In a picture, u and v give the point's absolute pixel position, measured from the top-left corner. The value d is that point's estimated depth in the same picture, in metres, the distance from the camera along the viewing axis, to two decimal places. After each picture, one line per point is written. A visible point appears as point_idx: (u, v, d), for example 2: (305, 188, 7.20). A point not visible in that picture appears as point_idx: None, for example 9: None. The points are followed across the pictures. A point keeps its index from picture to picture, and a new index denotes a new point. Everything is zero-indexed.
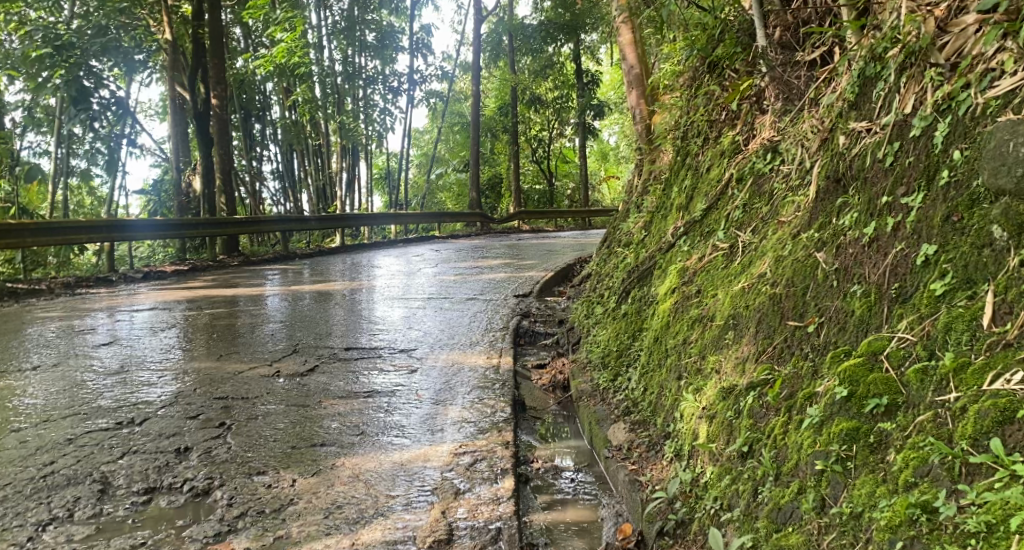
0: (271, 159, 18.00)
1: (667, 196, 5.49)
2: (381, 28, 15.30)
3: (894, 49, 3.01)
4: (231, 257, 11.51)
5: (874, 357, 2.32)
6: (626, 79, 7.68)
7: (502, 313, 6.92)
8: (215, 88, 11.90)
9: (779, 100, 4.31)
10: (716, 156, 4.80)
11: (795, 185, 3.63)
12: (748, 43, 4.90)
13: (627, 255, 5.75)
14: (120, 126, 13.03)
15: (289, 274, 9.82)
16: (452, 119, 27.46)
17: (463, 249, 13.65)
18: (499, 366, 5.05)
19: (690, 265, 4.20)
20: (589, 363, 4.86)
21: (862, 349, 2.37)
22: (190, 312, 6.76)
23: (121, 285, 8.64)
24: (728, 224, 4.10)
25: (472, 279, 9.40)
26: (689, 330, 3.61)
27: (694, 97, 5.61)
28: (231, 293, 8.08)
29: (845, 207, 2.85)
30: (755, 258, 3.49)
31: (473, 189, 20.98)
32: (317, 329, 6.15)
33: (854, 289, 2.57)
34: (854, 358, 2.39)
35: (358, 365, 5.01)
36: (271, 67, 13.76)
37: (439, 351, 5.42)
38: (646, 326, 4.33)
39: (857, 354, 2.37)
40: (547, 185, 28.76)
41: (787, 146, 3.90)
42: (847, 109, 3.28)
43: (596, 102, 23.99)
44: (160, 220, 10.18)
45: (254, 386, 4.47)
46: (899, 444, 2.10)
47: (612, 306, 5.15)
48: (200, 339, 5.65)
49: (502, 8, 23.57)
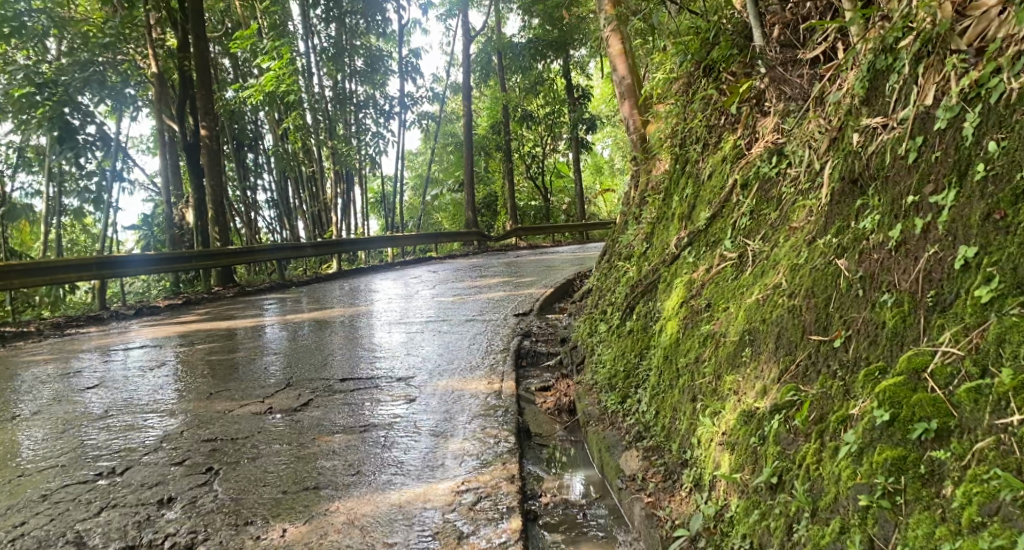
0: (265, 187, 17.77)
1: (667, 206, 5.29)
2: (370, 53, 15.15)
3: (907, 39, 2.86)
4: (226, 288, 11.28)
5: (916, 375, 2.11)
6: (618, 90, 7.48)
7: (503, 334, 6.71)
8: (204, 119, 11.61)
9: (782, 101, 4.13)
10: (716, 162, 4.61)
11: (806, 188, 3.46)
12: (745, 44, 4.75)
13: (628, 269, 5.54)
14: (113, 161, 12.81)
15: (286, 303, 9.61)
16: (444, 139, 27.36)
17: (461, 269, 13.47)
18: (501, 391, 4.82)
19: (697, 277, 4.01)
20: (595, 384, 4.64)
21: (901, 365, 2.15)
22: (182, 348, 6.54)
23: (112, 323, 8.41)
24: (735, 232, 3.93)
25: (470, 299, 9.19)
26: (702, 348, 3.42)
27: (690, 104, 5.43)
28: (226, 325, 7.86)
29: (866, 209, 2.66)
30: (768, 268, 3.32)
31: (468, 209, 20.81)
32: (312, 359, 5.93)
33: (884, 298, 2.35)
34: (891, 375, 2.18)
35: (355, 397, 4.78)
36: (261, 96, 13.58)
37: (439, 377, 5.19)
38: (654, 343, 4.12)
39: (895, 371, 2.16)
40: (543, 201, 28.64)
41: (793, 147, 3.73)
42: (858, 106, 3.13)
43: (588, 116, 23.95)
44: (153, 254, 9.94)
45: (245, 425, 4.23)
46: (957, 476, 1.90)
47: (616, 324, 4.94)
48: (191, 376, 5.41)
49: (490, 27, 23.47)
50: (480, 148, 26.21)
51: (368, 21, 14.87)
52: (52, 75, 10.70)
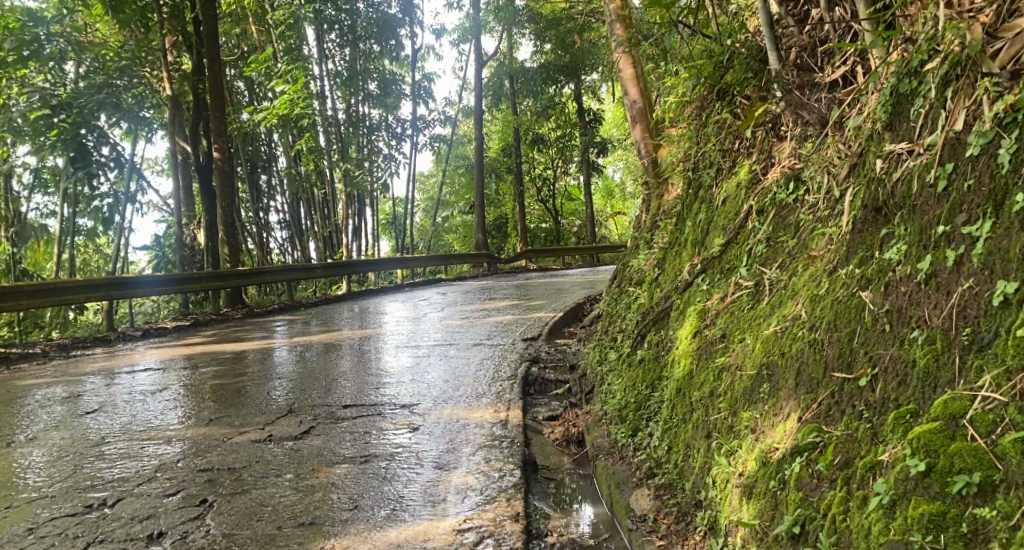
0: (276, 208, 17.74)
1: (680, 232, 5.16)
2: (383, 77, 15.17)
3: (933, 62, 2.76)
4: (235, 309, 11.19)
5: (954, 422, 1.97)
6: (630, 114, 7.39)
7: (511, 359, 6.57)
8: (216, 141, 11.54)
9: (799, 125, 4.02)
10: (730, 188, 4.49)
11: (825, 215, 3.34)
12: (760, 68, 4.67)
13: (639, 295, 5.40)
14: (126, 183, 12.79)
15: (294, 325, 9.51)
16: (456, 162, 27.39)
17: (470, 291, 13.35)
18: (507, 420, 4.68)
19: (711, 306, 3.88)
20: (604, 415, 4.49)
21: (936, 410, 2.02)
22: (186, 371, 6.44)
23: (118, 345, 8.33)
24: (751, 260, 3.80)
25: (479, 322, 9.07)
26: (717, 382, 3.27)
27: (704, 127, 5.32)
28: (232, 348, 7.74)
29: (891, 239, 2.53)
30: (786, 299, 3.20)
31: (479, 231, 20.73)
32: (317, 384, 5.80)
33: (914, 335, 2.21)
34: (924, 420, 2.04)
35: (357, 425, 4.65)
36: (274, 119, 13.59)
37: (444, 404, 5.06)
38: (667, 374, 3.98)
39: (929, 417, 2.02)
40: (553, 224, 28.59)
41: (811, 173, 3.62)
42: (881, 131, 3.02)
43: (599, 140, 23.97)
44: (163, 275, 9.87)
45: (243, 454, 4.10)
46: (1005, 538, 1.76)
47: (627, 353, 4.79)
48: (193, 401, 5.30)
49: (502, 52, 23.62)
50: (491, 170, 26.22)
51: (382, 45, 14.87)
52: (68, 97, 10.69)
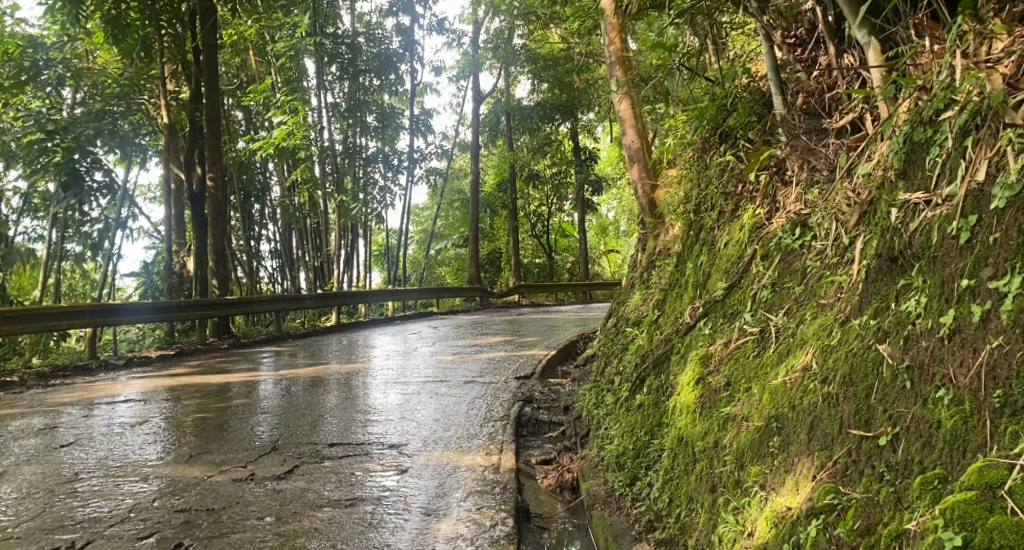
0: (269, 237, 17.58)
1: (680, 274, 5.07)
2: (383, 109, 15.18)
3: (949, 111, 2.71)
4: (222, 339, 10.99)
5: (991, 492, 1.86)
6: (627, 155, 7.34)
7: (503, 398, 6.43)
8: (211, 169, 11.41)
9: (805, 171, 3.97)
10: (733, 231, 4.42)
11: (834, 263, 3.28)
12: (764, 112, 4.67)
13: (637, 336, 5.28)
14: (118, 209, 12.61)
15: (282, 357, 9.34)
16: (451, 195, 27.39)
17: (462, 325, 13.23)
18: (499, 464, 4.54)
19: (714, 351, 3.78)
20: (600, 461, 4.36)
21: (967, 478, 1.92)
22: (169, 403, 6.26)
23: (100, 374, 8.13)
24: (755, 305, 3.71)
25: (471, 358, 8.92)
26: (722, 433, 3.17)
27: (705, 169, 5.28)
28: (217, 380, 7.54)
29: (909, 289, 2.44)
30: (794, 348, 3.12)
31: (473, 265, 20.62)
32: (303, 419, 5.64)
33: (939, 394, 2.12)
34: (955, 487, 1.94)
35: (344, 464, 4.50)
36: (271, 149, 13.56)
37: (434, 445, 4.91)
38: (667, 420, 3.86)
39: (962, 484, 1.92)
40: (547, 259, 28.60)
41: (818, 219, 3.56)
42: (894, 179, 2.96)
43: (594, 178, 24.12)
44: (151, 303, 9.69)
45: (224, 494, 3.93)
46: None
47: (624, 397, 4.66)
48: (174, 435, 5.12)
49: (500, 90, 23.75)
50: (486, 206, 26.24)
51: (382, 79, 14.89)
52: (65, 122, 10.56)
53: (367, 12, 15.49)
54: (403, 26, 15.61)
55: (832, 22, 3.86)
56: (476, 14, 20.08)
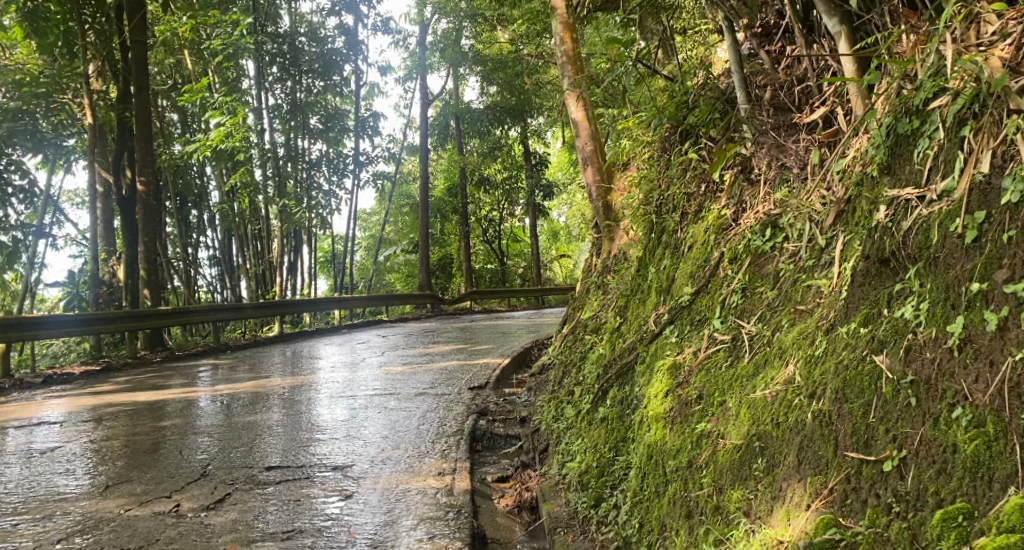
0: (209, 244, 16.87)
1: (642, 279, 4.80)
2: (327, 111, 14.65)
3: (938, 99, 2.51)
4: (155, 352, 10.39)
5: None
6: (579, 157, 7.02)
7: (456, 410, 6.10)
8: (141, 172, 10.79)
9: (774, 168, 3.76)
10: (698, 232, 4.19)
11: (810, 265, 3.07)
12: (727, 109, 4.43)
13: (598, 345, 5.01)
14: (41, 216, 11.87)
15: (221, 371, 8.81)
16: (400, 200, 26.88)
17: (412, 334, 12.82)
18: (452, 485, 4.21)
19: (682, 362, 3.53)
20: (561, 479, 4.06)
21: (1002, 515, 1.78)
22: (89, 426, 5.75)
23: (16, 394, 7.51)
24: (725, 311, 3.47)
25: (421, 368, 8.54)
26: (696, 451, 2.93)
27: (666, 170, 5.04)
28: (147, 397, 7.03)
29: (905, 295, 2.29)
30: (771, 359, 2.91)
31: (424, 271, 20.16)
32: (239, 440, 5.22)
33: (955, 414, 1.98)
34: (985, 525, 1.80)
35: (282, 491, 4.12)
36: (208, 152, 12.98)
37: (382, 466, 4.56)
38: (634, 436, 3.61)
39: (994, 528, 1.78)
40: (499, 264, 28.28)
41: (790, 219, 3.35)
42: (878, 174, 2.75)
43: (545, 182, 23.94)
44: (78, 314, 9.11)
45: (142, 531, 3.52)
46: None
47: (586, 409, 4.37)
48: (92, 463, 4.66)
49: (448, 92, 23.35)
50: (437, 210, 25.78)
51: (326, 80, 14.42)
52: None
53: (309, 12, 14.98)
54: (347, 26, 15.16)
55: (801, 10, 3.64)
56: (422, 14, 19.66)
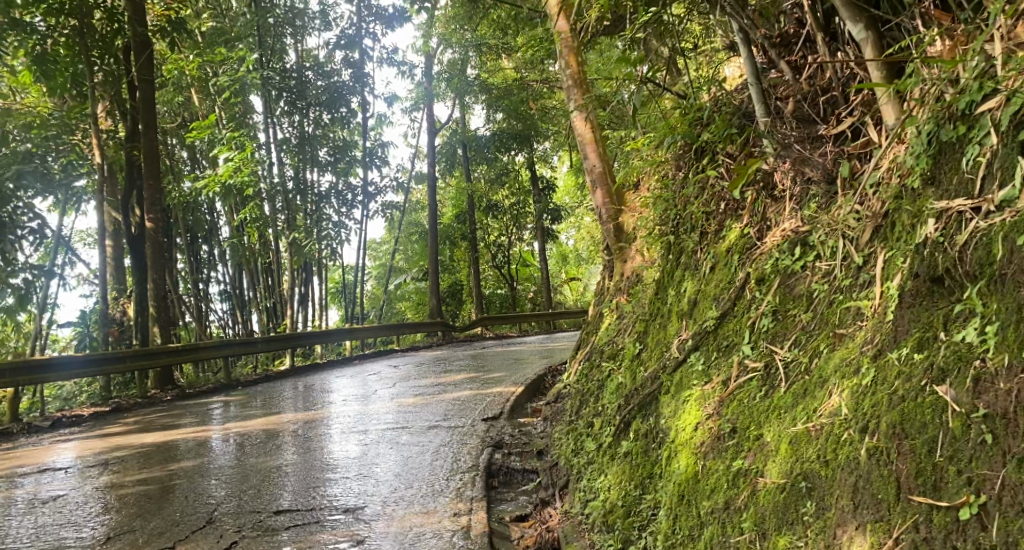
0: (218, 278, 16.73)
1: (662, 302, 4.58)
2: (335, 143, 14.58)
3: (989, 101, 2.38)
4: (165, 391, 10.20)
5: None
6: (589, 180, 6.75)
7: (470, 444, 5.87)
8: (150, 210, 10.62)
9: (799, 183, 3.55)
10: (720, 253, 3.98)
11: (847, 285, 2.86)
12: (746, 123, 4.20)
13: (617, 373, 4.77)
14: (53, 257, 11.73)
15: (231, 408, 8.61)
16: (408, 228, 26.77)
17: (424, 363, 12.60)
18: (469, 528, 3.96)
19: (709, 391, 3.32)
20: (585, 519, 3.81)
21: None
22: (95, 471, 5.55)
23: (23, 439, 7.32)
24: (755, 336, 3.24)
25: (434, 399, 8.32)
26: (732, 491, 2.74)
27: (682, 188, 4.83)
28: (155, 439, 6.82)
29: (971, 316, 2.22)
30: (808, 388, 2.71)
31: (434, 298, 19.94)
32: (250, 482, 5.03)
33: None
34: None
35: (290, 538, 3.91)
36: (216, 188, 12.91)
37: (395, 506, 4.35)
38: (662, 472, 3.38)
39: None
40: (509, 289, 28.07)
41: (821, 236, 3.13)
42: (922, 185, 2.60)
43: (553, 206, 23.79)
44: (90, 354, 8.96)
45: None
46: None
47: (607, 443, 4.12)
48: (95, 513, 4.45)
49: (455, 120, 23.26)
50: (445, 237, 25.66)
51: (333, 113, 14.38)
52: None
53: (314, 47, 14.96)
54: (353, 59, 15.14)
55: (821, 17, 3.45)
56: (428, 45, 19.63)
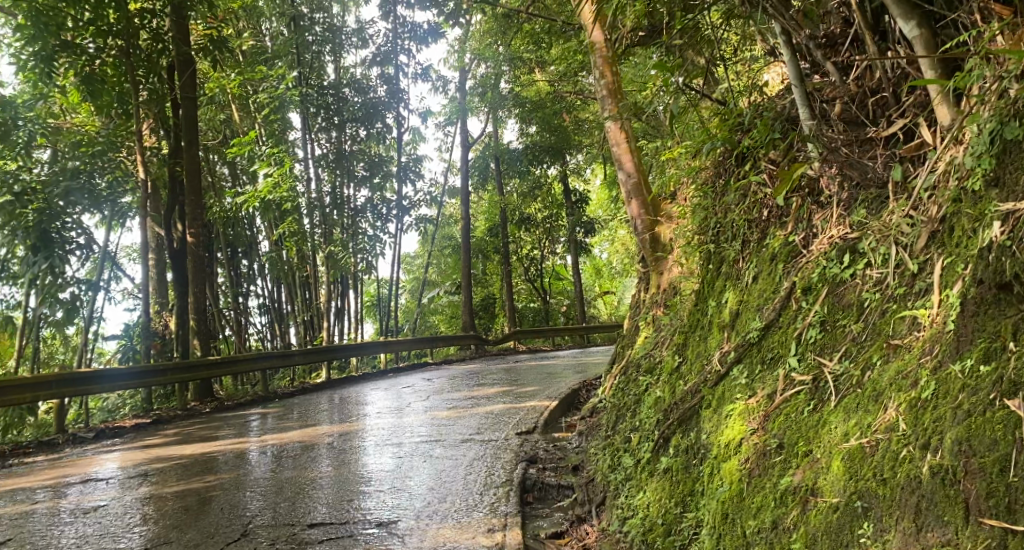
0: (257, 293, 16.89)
1: (702, 314, 4.43)
2: (370, 159, 14.66)
3: None
4: (204, 403, 10.26)
5: None
6: (624, 190, 6.60)
7: (504, 458, 5.76)
8: (191, 225, 10.65)
9: (846, 188, 3.43)
10: (763, 262, 3.84)
11: (901, 293, 2.72)
12: (790, 127, 4.06)
13: (655, 386, 4.63)
14: (100, 272, 11.86)
15: (267, 420, 8.60)
16: (442, 242, 26.80)
17: (457, 376, 12.52)
18: (505, 545, 3.85)
19: (753, 405, 3.18)
20: (623, 537, 3.68)
21: None
22: (134, 483, 5.55)
23: (67, 450, 7.40)
24: (802, 347, 3.10)
25: (468, 412, 8.23)
26: (782, 510, 2.61)
27: (723, 196, 4.69)
28: (193, 451, 6.83)
29: None
30: (861, 402, 2.56)
31: (467, 311, 19.88)
32: (285, 494, 4.99)
33: None
34: None
35: None
36: (255, 204, 13.03)
37: (430, 520, 4.27)
38: (704, 489, 3.25)
39: None
40: (542, 302, 27.94)
41: (871, 242, 2.99)
42: (985, 187, 2.48)
43: (586, 219, 23.64)
44: (136, 368, 9.06)
45: None
46: None
47: (645, 459, 3.98)
48: (132, 524, 4.43)
49: (488, 134, 23.26)
50: (478, 250, 25.65)
51: (369, 129, 14.47)
52: (38, 181, 10.09)
53: (351, 65, 15.09)
54: (388, 75, 15.25)
55: (871, 16, 3.32)
56: (462, 60, 19.69)
